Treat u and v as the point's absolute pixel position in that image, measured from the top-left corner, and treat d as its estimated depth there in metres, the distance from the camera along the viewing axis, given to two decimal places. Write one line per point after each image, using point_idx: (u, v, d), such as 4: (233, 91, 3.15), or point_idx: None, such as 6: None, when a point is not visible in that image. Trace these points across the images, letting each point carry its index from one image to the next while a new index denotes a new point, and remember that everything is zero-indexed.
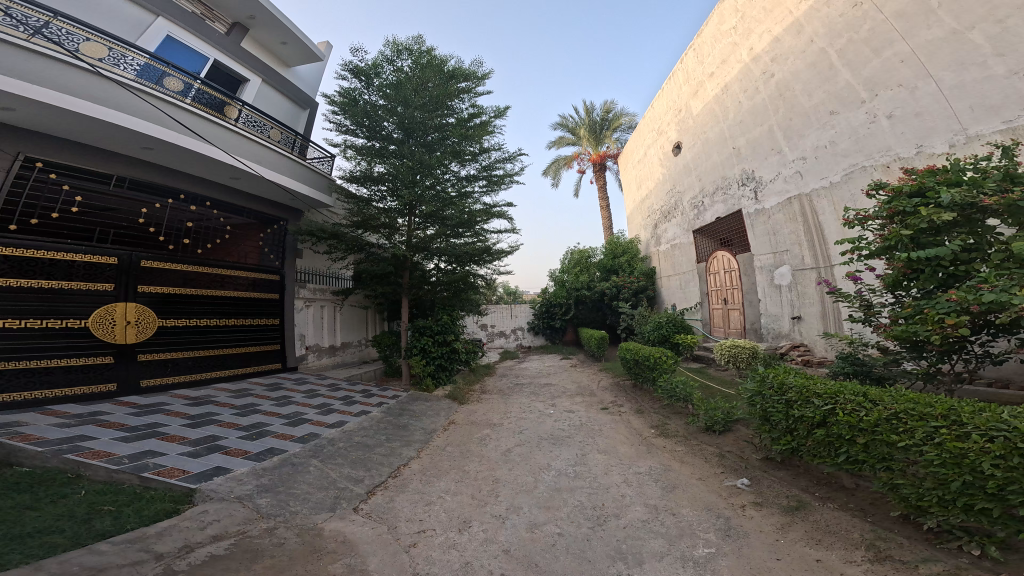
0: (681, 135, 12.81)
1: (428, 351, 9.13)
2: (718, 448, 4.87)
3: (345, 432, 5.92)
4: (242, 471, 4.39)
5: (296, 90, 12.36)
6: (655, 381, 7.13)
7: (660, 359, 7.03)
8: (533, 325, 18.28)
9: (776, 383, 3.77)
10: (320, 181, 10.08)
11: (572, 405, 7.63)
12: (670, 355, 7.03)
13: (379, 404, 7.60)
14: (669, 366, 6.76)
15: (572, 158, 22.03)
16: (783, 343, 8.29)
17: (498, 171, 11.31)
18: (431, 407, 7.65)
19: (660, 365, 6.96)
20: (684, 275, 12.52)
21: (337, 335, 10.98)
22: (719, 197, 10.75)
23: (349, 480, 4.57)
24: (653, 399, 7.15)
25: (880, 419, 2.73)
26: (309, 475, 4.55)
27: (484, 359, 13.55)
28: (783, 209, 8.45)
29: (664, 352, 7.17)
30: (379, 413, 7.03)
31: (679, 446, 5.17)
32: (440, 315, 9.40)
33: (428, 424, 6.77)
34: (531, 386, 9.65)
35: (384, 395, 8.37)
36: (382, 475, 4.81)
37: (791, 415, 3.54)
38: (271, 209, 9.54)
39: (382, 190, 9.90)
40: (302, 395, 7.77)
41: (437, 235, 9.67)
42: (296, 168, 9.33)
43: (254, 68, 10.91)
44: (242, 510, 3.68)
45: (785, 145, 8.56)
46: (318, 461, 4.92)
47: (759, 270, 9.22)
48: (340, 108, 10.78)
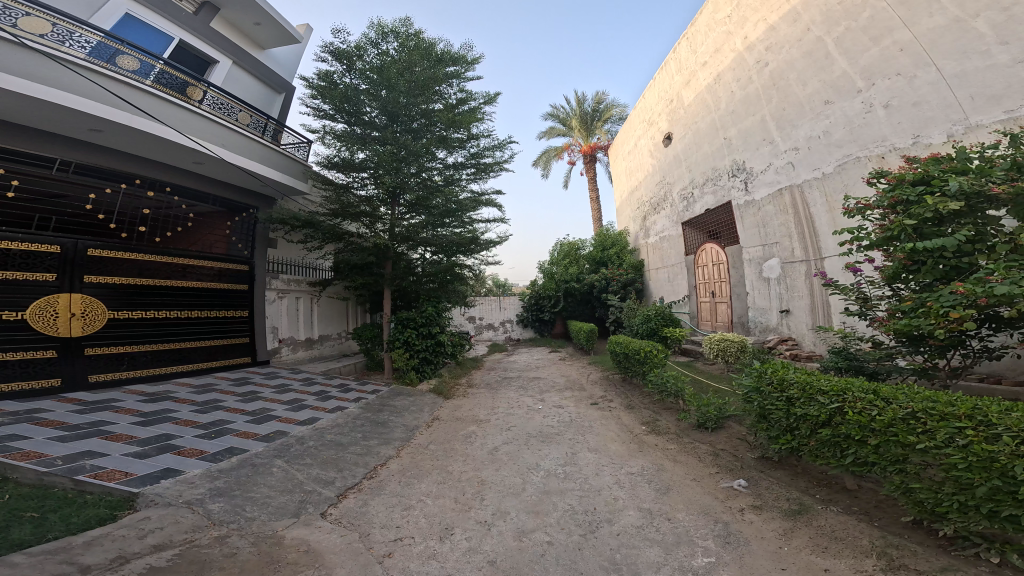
0: (672, 125, 12.59)
1: (412, 344, 8.72)
2: (710, 446, 4.71)
3: (317, 430, 5.51)
4: (195, 473, 3.97)
5: (273, 75, 11.57)
6: (645, 374, 6.96)
7: (650, 352, 6.85)
8: (521, 317, 18.04)
9: (775, 379, 3.58)
10: (295, 167, 9.41)
11: (561, 400, 7.41)
12: (660, 348, 6.86)
13: (357, 400, 7.20)
14: (660, 360, 6.60)
15: (562, 149, 21.68)
16: (771, 337, 8.21)
17: (487, 159, 10.87)
18: (413, 403, 7.30)
19: (651, 359, 6.78)
20: (673, 268, 12.41)
21: (314, 328, 10.43)
22: (709, 188, 10.61)
23: (318, 482, 4.21)
24: (643, 393, 7.00)
25: (895, 419, 2.56)
26: (271, 477, 4.16)
27: (472, 352, 13.23)
28: (774, 200, 8.33)
29: (653, 345, 7.00)
30: (356, 409, 6.64)
31: (671, 443, 5.01)
32: (423, 306, 8.97)
33: (408, 420, 6.43)
34: (519, 380, 9.40)
35: (363, 390, 7.96)
36: (356, 477, 4.46)
37: (793, 413, 3.36)
38: (241, 196, 8.85)
39: (362, 177, 9.35)
40: (272, 390, 7.30)
41: (422, 224, 9.21)
42: (268, 153, 8.63)
43: (225, 51, 10.14)
44: (191, 516, 3.29)
45: (777, 135, 8.42)
46: (282, 461, 4.52)
47: (747, 262, 9.11)
48: (318, 91, 10.11)
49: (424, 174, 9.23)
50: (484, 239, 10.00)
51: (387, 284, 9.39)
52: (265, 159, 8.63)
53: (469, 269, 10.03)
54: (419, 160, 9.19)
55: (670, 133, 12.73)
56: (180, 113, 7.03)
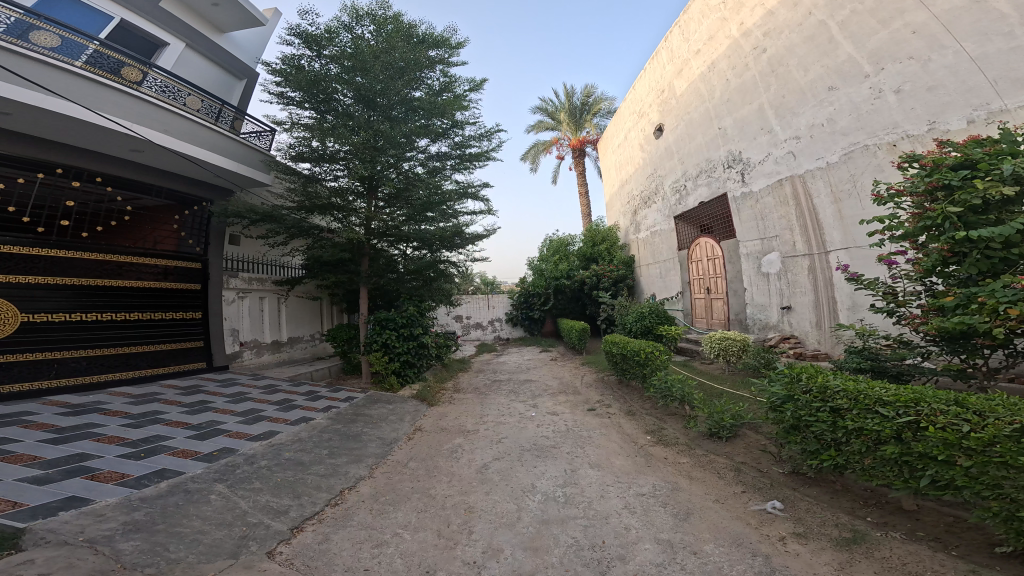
0: (664, 117, 12.16)
1: (391, 347, 7.88)
2: (727, 460, 4.20)
3: (273, 448, 4.74)
4: (106, 504, 3.18)
5: (232, 60, 10.47)
6: (645, 377, 6.44)
7: (650, 353, 6.33)
8: (510, 316, 17.36)
9: (816, 388, 3.11)
10: (254, 156, 8.39)
11: (555, 406, 6.84)
12: (660, 347, 6.37)
13: (326, 409, 6.42)
14: (662, 361, 6.08)
15: (551, 143, 21.14)
16: (771, 335, 7.80)
17: (473, 149, 10.15)
18: (392, 412, 6.57)
19: (652, 361, 6.26)
20: (665, 264, 12.01)
21: (282, 330, 9.48)
22: (703, 180, 10.20)
23: (266, 513, 3.46)
24: (645, 398, 6.49)
25: (999, 435, 2.14)
26: (207, 506, 3.40)
27: (458, 353, 12.51)
28: (774, 192, 7.93)
29: (653, 345, 6.48)
30: (324, 420, 5.87)
31: (683, 458, 4.47)
32: (404, 306, 8.18)
33: (383, 433, 5.70)
34: (509, 383, 8.76)
35: (334, 397, 7.14)
36: (316, 505, 3.75)
37: (841, 427, 2.89)
38: (191, 188, 7.81)
39: (334, 169, 8.53)
40: (226, 399, 6.44)
41: (403, 217, 8.42)
42: (220, 139, 7.61)
43: (176, 32, 9.13)
44: (91, 558, 2.53)
45: (776, 124, 8.02)
46: (223, 486, 3.75)
47: (744, 257, 8.69)
48: (282, 77, 9.15)
49: (405, 164, 8.49)
50: (469, 233, 9.32)
51: (362, 283, 8.53)
52: (216, 146, 7.62)
53: (454, 265, 9.32)
54: (398, 149, 8.43)
55: (662, 125, 12.31)
56: (105, 92, 5.97)
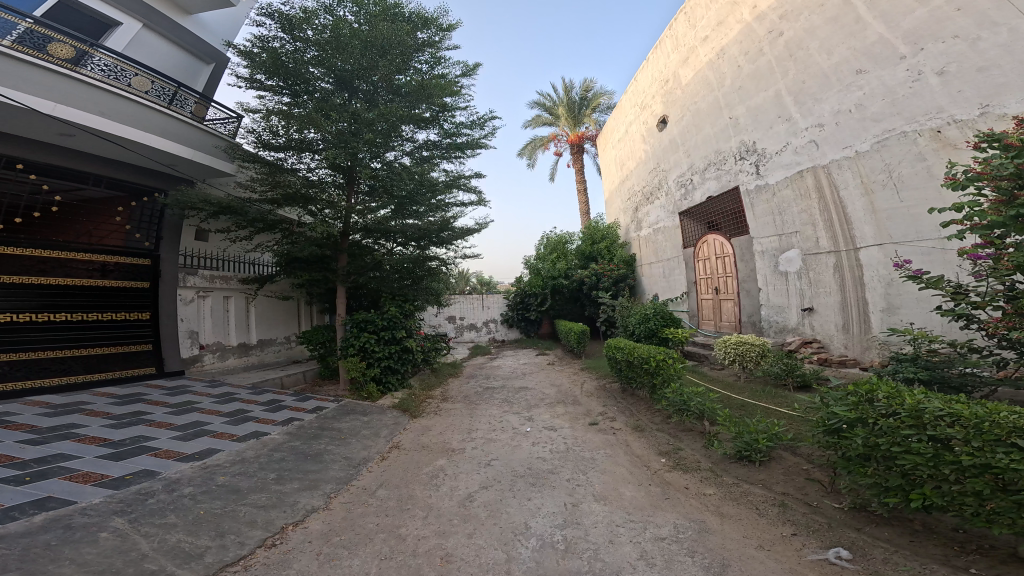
0: (669, 108, 11.44)
1: (370, 351, 7.08)
2: (766, 492, 3.46)
3: (207, 470, 3.93)
4: None
5: (199, 43, 9.68)
6: (654, 387, 5.67)
7: (658, 360, 5.55)
8: (506, 317, 16.58)
9: (907, 412, 2.40)
10: (210, 141, 7.43)
11: (552, 419, 6.08)
12: (670, 352, 5.58)
13: (286, 421, 5.55)
14: (675, 370, 5.29)
15: (548, 139, 20.43)
16: (790, 339, 7.08)
17: (464, 137, 9.38)
18: (366, 425, 5.77)
19: (661, 368, 5.46)
20: (669, 262, 11.27)
21: (251, 332, 8.64)
22: (711, 174, 9.48)
23: (174, 558, 2.70)
24: (655, 411, 5.75)
25: None
26: (92, 548, 2.66)
27: (449, 356, 11.72)
28: (792, 183, 7.23)
29: (662, 351, 5.71)
30: (282, 436, 5.06)
31: (711, 488, 3.71)
32: (385, 305, 7.35)
33: (351, 451, 4.90)
34: (503, 391, 7.99)
35: (299, 407, 6.26)
36: (248, 546, 2.98)
37: (942, 460, 2.20)
38: (137, 177, 6.89)
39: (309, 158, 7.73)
40: (167, 410, 5.56)
41: (385, 209, 7.59)
42: (166, 122, 6.70)
43: (131, 11, 8.35)
44: None
45: (796, 111, 7.31)
46: (123, 521, 2.98)
47: (758, 255, 7.96)
48: (252, 59, 8.32)
49: (389, 152, 7.72)
50: (459, 227, 8.56)
51: (338, 282, 7.65)
52: (163, 130, 6.71)
53: (443, 261, 8.50)
54: (381, 136, 7.67)
55: (666, 117, 11.60)
56: (8, 63, 5.03)
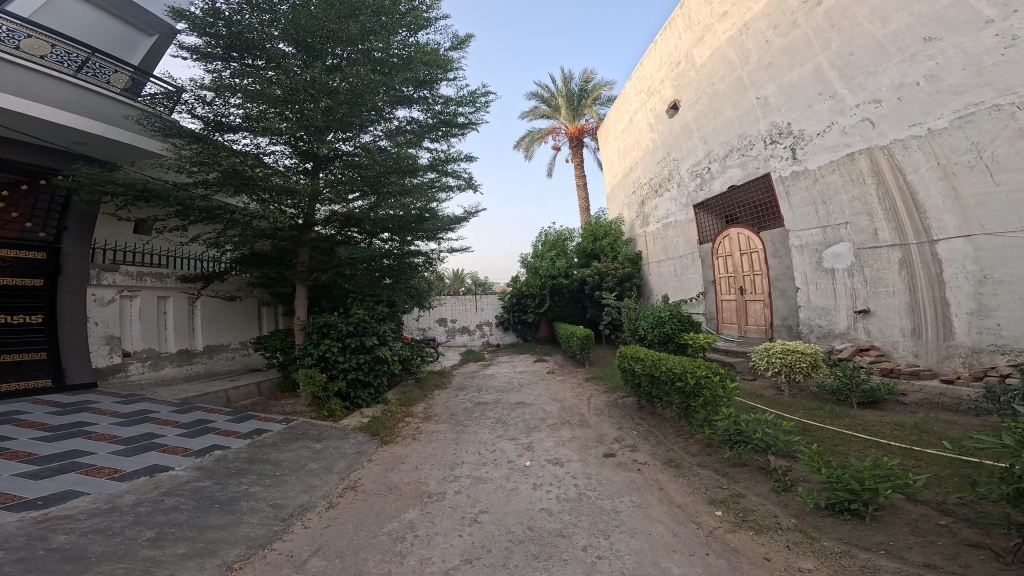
0: (681, 92, 10.31)
1: (334, 361, 5.82)
2: (901, 567, 2.33)
3: (39, 522, 2.68)
4: None
5: (141, 13, 8.43)
6: (690, 409, 4.39)
7: (696, 377, 4.23)
8: (500, 319, 15.30)
9: None
10: (118, 111, 5.92)
11: (557, 449, 4.89)
12: (711, 366, 4.27)
13: (202, 451, 4.12)
14: (724, 391, 3.97)
15: (546, 132, 19.28)
16: (840, 346, 5.97)
17: (453, 116, 8.20)
18: (316, 456, 4.49)
19: (700, 388, 4.16)
20: (680, 260, 10.12)
21: (196, 338, 7.37)
22: (733, 161, 8.32)
23: None
24: (692, 441, 4.58)
25: None
26: None
27: (437, 364, 10.48)
28: (841, 167, 6.13)
29: (699, 364, 4.41)
30: (195, 469, 3.76)
31: (810, 561, 2.52)
32: (353, 308, 6.08)
33: (286, 496, 3.62)
34: (496, 407, 6.78)
35: (231, 429, 4.81)
36: None
37: None
38: (26, 155, 5.56)
39: (259, 133, 6.37)
40: (39, 435, 3.98)
41: (355, 194, 6.33)
42: (63, 89, 5.38)
43: None
44: None
45: (842, 87, 6.23)
46: None
47: (796, 250, 6.84)
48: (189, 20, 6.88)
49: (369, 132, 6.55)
50: (447, 217, 7.42)
51: (297, 280, 6.29)
52: (59, 99, 5.40)
53: (428, 257, 7.38)
54: (353, 112, 6.55)
55: (677, 102, 10.45)
56: None
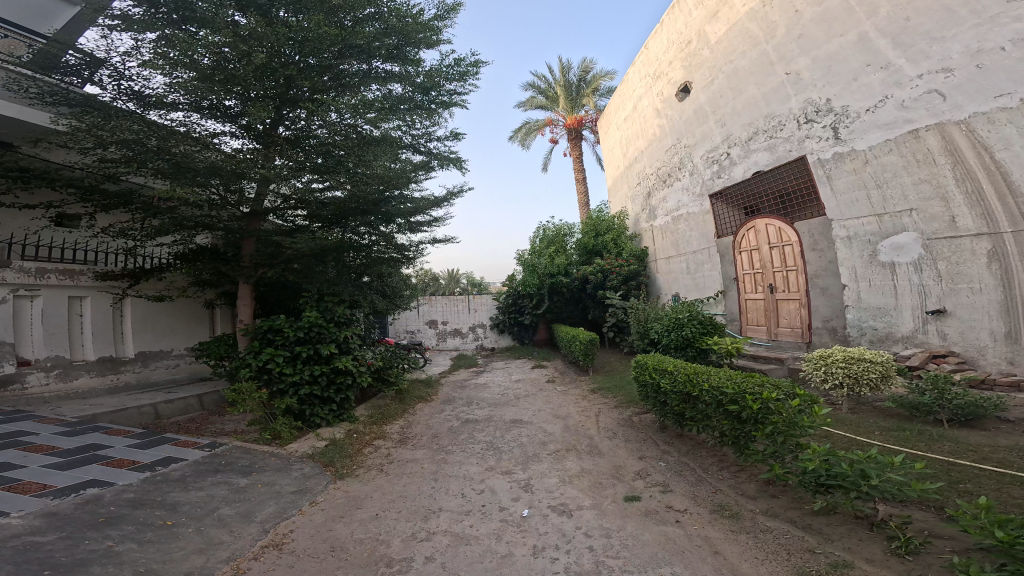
0: (692, 73, 9.20)
1: (285, 375, 4.70)
2: None
3: None
4: None
5: None
6: (746, 441, 3.26)
7: (758, 399, 3.11)
8: (494, 321, 14.17)
9: None
10: None
11: (564, 490, 3.81)
12: (780, 387, 3.15)
13: (67, 489, 3.03)
14: (804, 420, 2.86)
15: (544, 124, 18.27)
16: (908, 352, 5.05)
17: (439, 88, 7.01)
18: (234, 498, 3.35)
19: (766, 415, 3.04)
20: (692, 256, 9.08)
21: (125, 345, 6.26)
22: (757, 145, 7.31)
23: None
24: (748, 477, 3.58)
25: None
26: None
27: (423, 372, 9.35)
28: (900, 146, 5.25)
29: (760, 384, 3.29)
30: (50, 517, 2.69)
31: None
32: (310, 308, 4.97)
33: (169, 561, 2.51)
34: (486, 426, 5.69)
35: (126, 459, 3.67)
36: None
37: None
38: None
39: (188, 104, 5.25)
40: None
41: (311, 175, 5.24)
42: None
43: None
44: None
45: (897, 56, 5.34)
46: None
47: (842, 241, 5.89)
48: None
49: (332, 104, 5.38)
50: (428, 202, 6.30)
51: (241, 278, 5.17)
52: None
53: (407, 248, 6.29)
54: (311, 82, 5.43)
55: (689, 83, 9.33)
56: None
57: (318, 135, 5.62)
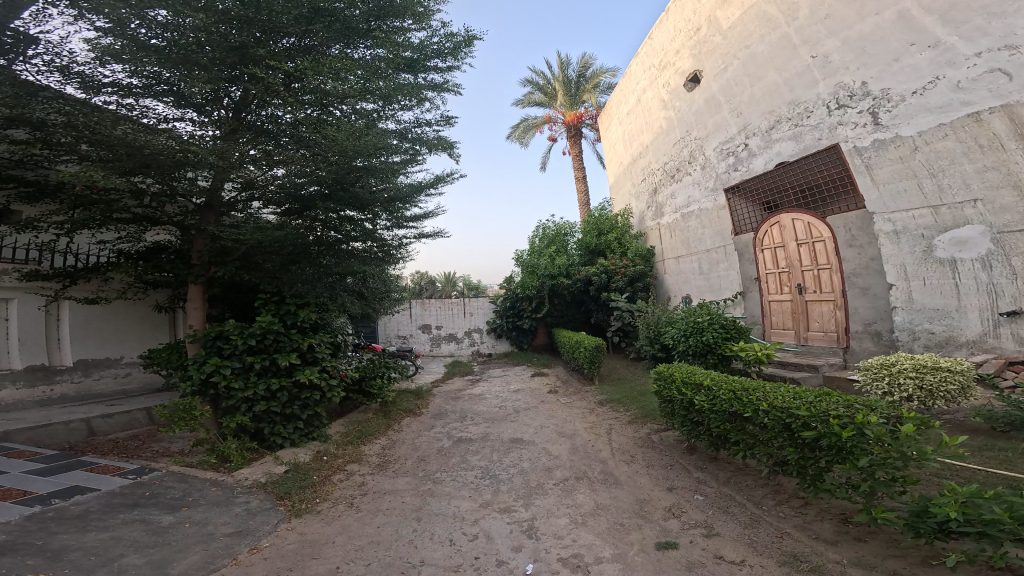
0: (702, 61, 8.38)
1: (239, 391, 3.92)
2: None
3: None
4: None
5: None
6: (819, 473, 2.59)
7: (848, 424, 2.40)
8: (491, 326, 13.35)
9: None
10: None
11: (578, 533, 3.05)
12: (877, 409, 2.45)
13: None
14: (919, 452, 2.18)
15: (542, 121, 17.65)
16: (977, 357, 4.41)
17: (429, 70, 6.31)
18: (146, 543, 2.57)
19: (860, 445, 2.33)
20: (703, 255, 8.37)
21: (61, 353, 5.56)
22: (778, 136, 6.64)
23: None
24: (819, 516, 2.88)
25: None
26: None
27: (414, 382, 8.53)
28: (958, 132, 4.74)
29: (845, 406, 2.57)
30: None
31: None
32: (266, 312, 4.20)
33: None
34: (483, 446, 4.93)
35: (12, 489, 2.91)
36: None
37: None
38: None
39: (120, 79, 4.45)
40: None
41: (271, 156, 4.44)
42: None
43: None
44: None
45: (948, 33, 4.84)
46: None
47: (887, 236, 5.31)
48: None
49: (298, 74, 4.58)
50: (417, 190, 5.54)
51: (191, 278, 4.43)
52: None
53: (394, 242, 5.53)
54: (279, 58, 4.68)
55: (698, 72, 8.50)
56: None
57: (285, 117, 4.85)
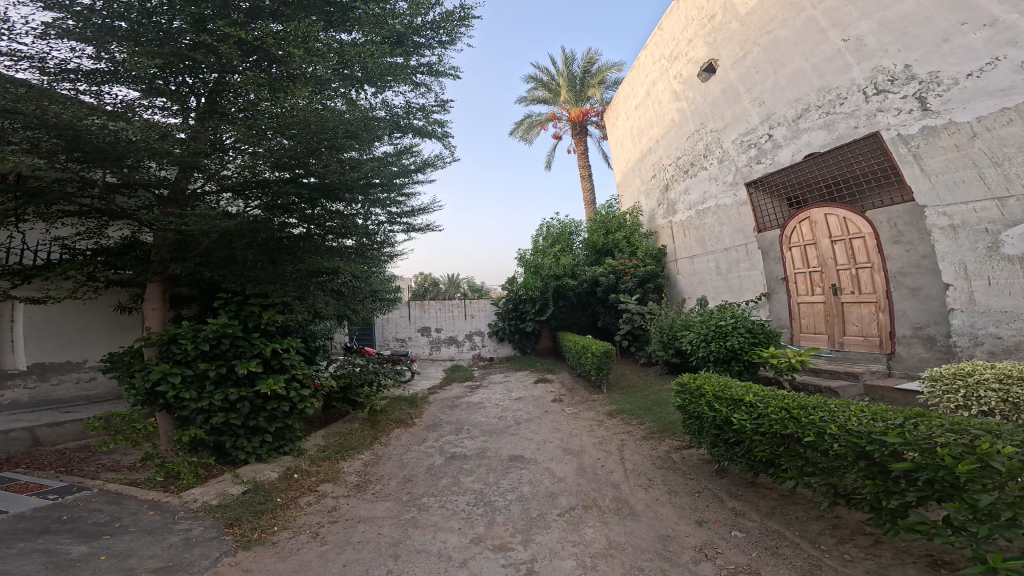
0: (718, 50, 7.79)
1: (196, 400, 3.43)
2: None
3: None
4: None
5: None
6: (905, 510, 2.04)
7: (964, 454, 1.83)
8: (493, 329, 12.77)
9: None
10: None
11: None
12: (1005, 435, 1.89)
13: None
14: None
15: (547, 119, 17.19)
16: None
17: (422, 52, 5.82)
18: None
19: (982, 481, 1.78)
20: (721, 254, 7.74)
21: (14, 356, 5.26)
22: (805, 127, 6.04)
23: None
24: (900, 563, 2.25)
25: None
26: None
27: (409, 389, 7.97)
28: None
29: (951, 431, 1.99)
30: None
31: None
32: (226, 313, 3.70)
33: None
34: (478, 465, 4.34)
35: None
36: None
37: None
38: None
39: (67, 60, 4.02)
40: None
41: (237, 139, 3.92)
42: None
43: None
44: None
45: (1007, 10, 4.31)
46: None
47: (939, 229, 4.69)
48: None
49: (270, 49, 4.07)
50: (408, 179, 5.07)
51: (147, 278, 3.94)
52: None
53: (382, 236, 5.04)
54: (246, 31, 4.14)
55: (713, 61, 7.90)
56: None
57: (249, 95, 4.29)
